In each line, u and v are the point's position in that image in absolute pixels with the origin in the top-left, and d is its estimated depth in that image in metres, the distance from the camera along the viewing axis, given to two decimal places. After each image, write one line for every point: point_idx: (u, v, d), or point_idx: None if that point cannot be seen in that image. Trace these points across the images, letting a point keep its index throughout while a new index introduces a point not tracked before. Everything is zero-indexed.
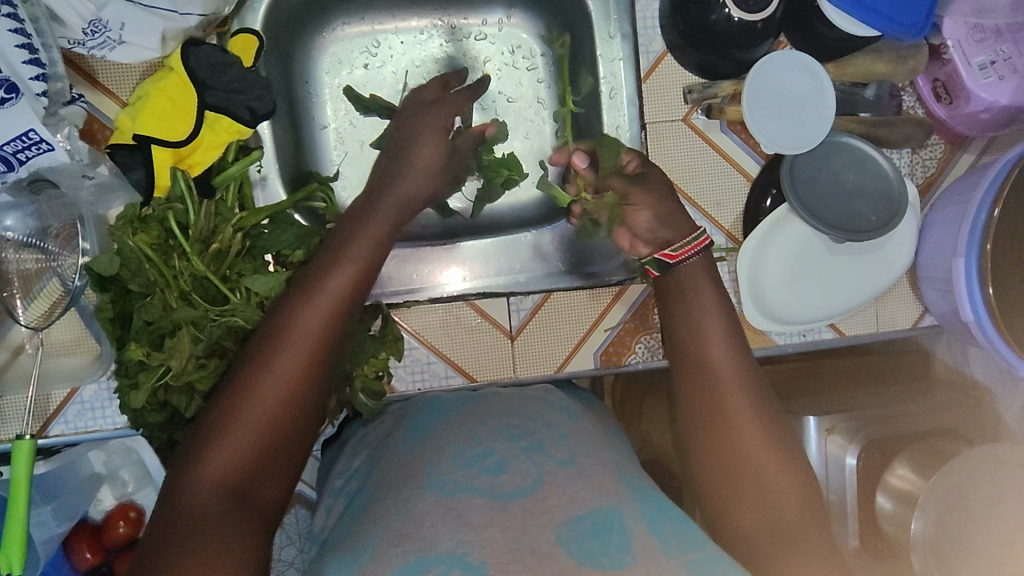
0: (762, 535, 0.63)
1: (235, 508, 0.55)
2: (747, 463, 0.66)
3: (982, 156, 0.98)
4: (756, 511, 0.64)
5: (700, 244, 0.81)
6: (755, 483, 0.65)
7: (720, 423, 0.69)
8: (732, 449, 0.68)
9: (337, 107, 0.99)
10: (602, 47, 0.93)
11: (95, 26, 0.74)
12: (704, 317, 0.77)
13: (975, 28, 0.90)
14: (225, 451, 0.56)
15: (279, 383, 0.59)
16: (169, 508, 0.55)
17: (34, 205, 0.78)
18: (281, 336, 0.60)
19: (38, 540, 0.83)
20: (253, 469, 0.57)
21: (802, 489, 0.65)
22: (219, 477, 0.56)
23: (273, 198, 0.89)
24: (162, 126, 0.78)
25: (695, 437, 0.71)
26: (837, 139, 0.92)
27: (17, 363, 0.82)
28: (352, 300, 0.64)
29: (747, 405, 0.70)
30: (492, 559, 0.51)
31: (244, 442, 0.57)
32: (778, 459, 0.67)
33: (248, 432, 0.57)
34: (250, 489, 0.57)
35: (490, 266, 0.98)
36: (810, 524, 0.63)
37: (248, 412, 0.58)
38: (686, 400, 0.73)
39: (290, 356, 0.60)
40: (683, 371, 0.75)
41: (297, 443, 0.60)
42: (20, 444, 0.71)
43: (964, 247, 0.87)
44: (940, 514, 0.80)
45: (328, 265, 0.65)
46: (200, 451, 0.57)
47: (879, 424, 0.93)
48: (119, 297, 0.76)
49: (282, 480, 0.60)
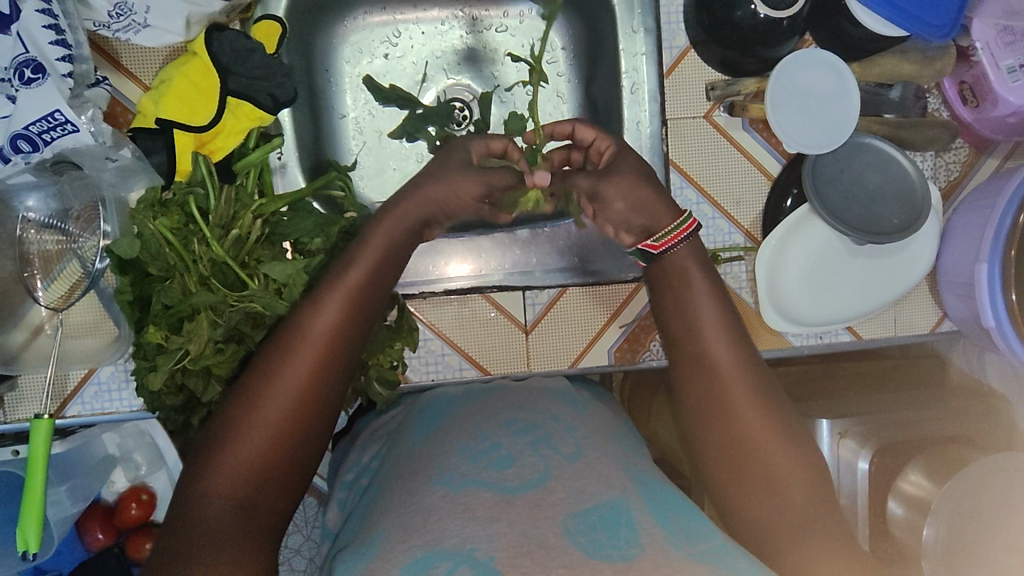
0: (774, 523, 0.64)
1: (236, 518, 0.58)
2: (759, 458, 0.66)
3: (1006, 161, 0.96)
4: (767, 499, 0.65)
5: (685, 232, 0.78)
6: (765, 473, 0.66)
7: (733, 413, 0.68)
8: (741, 437, 0.67)
9: (356, 97, 0.98)
10: (624, 41, 0.91)
11: (121, 9, 0.75)
12: (722, 313, 0.74)
13: (1004, 31, 0.89)
14: (230, 460, 0.60)
15: (286, 395, 0.62)
16: (181, 516, 0.58)
17: (56, 185, 0.80)
18: (287, 345, 0.64)
19: (53, 519, 0.84)
20: (259, 481, 0.60)
21: (816, 479, 0.66)
22: (225, 486, 0.59)
23: (292, 185, 0.88)
24: (185, 110, 0.78)
25: (703, 427, 0.70)
26: (859, 140, 0.91)
27: (36, 343, 0.82)
28: (359, 307, 0.67)
29: (762, 396, 0.69)
30: (499, 553, 0.52)
31: (251, 455, 0.60)
32: (790, 453, 0.66)
33: (254, 444, 0.61)
34: (256, 498, 0.60)
35: (507, 258, 0.94)
36: (822, 513, 0.64)
37: (253, 422, 0.61)
38: (689, 391, 0.72)
39: (294, 367, 0.63)
40: (683, 361, 0.73)
41: (302, 456, 0.63)
42: (37, 423, 0.72)
43: (987, 253, 0.86)
44: (953, 522, 0.79)
45: (338, 273, 0.68)
46: (210, 461, 0.60)
47: (892, 428, 0.92)
48: (138, 280, 0.77)
49: (289, 492, 0.63)
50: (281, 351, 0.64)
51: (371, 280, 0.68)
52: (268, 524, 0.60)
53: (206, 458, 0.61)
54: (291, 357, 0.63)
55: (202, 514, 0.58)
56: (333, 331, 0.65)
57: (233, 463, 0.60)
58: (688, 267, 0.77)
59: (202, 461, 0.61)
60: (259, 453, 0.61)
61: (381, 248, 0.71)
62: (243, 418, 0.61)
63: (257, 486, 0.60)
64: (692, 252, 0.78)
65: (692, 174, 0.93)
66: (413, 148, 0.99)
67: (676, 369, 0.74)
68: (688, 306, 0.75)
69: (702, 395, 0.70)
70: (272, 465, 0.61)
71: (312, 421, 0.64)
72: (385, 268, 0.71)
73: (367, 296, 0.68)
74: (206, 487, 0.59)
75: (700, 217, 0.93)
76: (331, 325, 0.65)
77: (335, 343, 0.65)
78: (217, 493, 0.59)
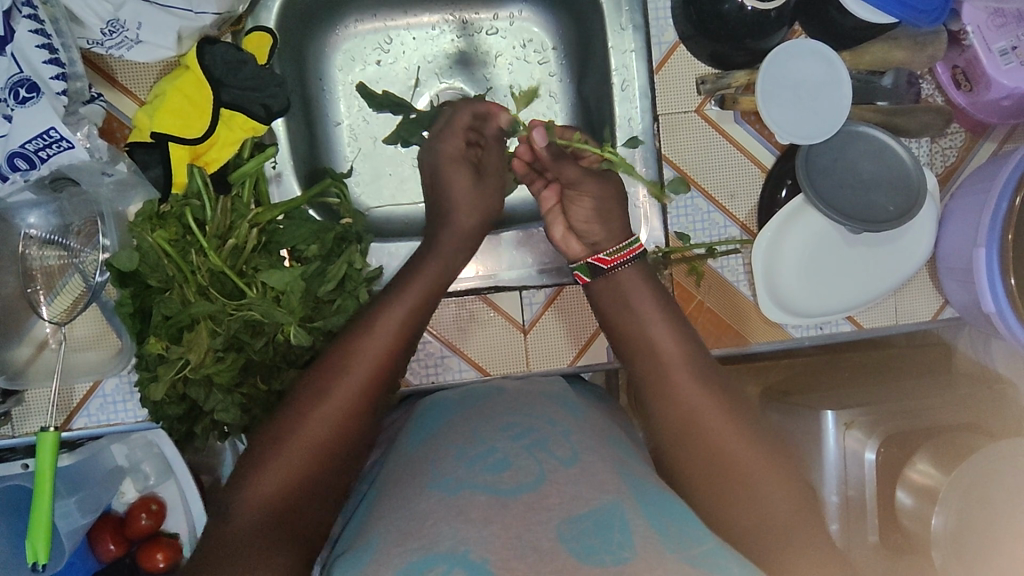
0: (761, 527, 0.64)
1: (278, 524, 0.60)
2: (741, 464, 0.67)
3: (1004, 144, 0.95)
4: (751, 507, 0.65)
5: (633, 253, 0.84)
6: (748, 478, 0.66)
7: (707, 430, 0.70)
8: (721, 448, 0.68)
9: (350, 104, 0.99)
10: (613, 38, 0.91)
11: (113, 26, 0.75)
12: (681, 342, 0.77)
13: (995, 14, 0.88)
14: (278, 469, 0.62)
15: (334, 411, 0.66)
16: (227, 521, 0.60)
17: (56, 202, 0.82)
18: (335, 369, 0.69)
19: (62, 532, 0.84)
20: (302, 488, 0.63)
21: (796, 487, 0.67)
22: (271, 492, 0.61)
23: (288, 195, 0.89)
24: (179, 124, 0.79)
25: (681, 447, 0.70)
26: (853, 129, 0.91)
27: (41, 358, 0.83)
28: (404, 334, 0.73)
29: (730, 407, 0.72)
30: (493, 555, 0.53)
31: (298, 465, 0.63)
32: (767, 458, 0.68)
33: (300, 455, 0.64)
34: (297, 504, 0.62)
35: (502, 259, 0.95)
36: (807, 512, 0.66)
37: (301, 435, 0.64)
38: (659, 407, 0.74)
39: (341, 387, 0.67)
40: (649, 383, 0.75)
41: (340, 473, 0.67)
42: (44, 436, 0.74)
43: (985, 237, 0.85)
44: (964, 509, 0.76)
45: (384, 304, 0.75)
46: (259, 465, 0.63)
47: (898, 415, 0.87)
48: (139, 292, 0.78)
49: (325, 502, 0.65)
50: (333, 368, 0.69)
51: (414, 309, 0.75)
52: (307, 531, 0.62)
53: (254, 462, 0.63)
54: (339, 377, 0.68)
55: (247, 518, 0.60)
56: (382, 356, 0.71)
57: (293, 456, 0.63)
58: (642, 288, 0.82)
59: (246, 470, 0.63)
60: (304, 463, 0.63)
61: (421, 281, 0.78)
62: (291, 430, 0.65)
63: (307, 483, 0.63)
64: (647, 275, 0.83)
65: (685, 169, 0.93)
66: (408, 153, 1.00)
67: (643, 392, 0.76)
68: (650, 332, 0.79)
69: (677, 412, 0.72)
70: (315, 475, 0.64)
71: (358, 435, 0.68)
72: (424, 302, 0.77)
73: (414, 323, 0.75)
74: (253, 492, 0.61)
75: (693, 211, 0.94)
76: (378, 350, 0.71)
77: (382, 365, 0.70)
78: (263, 498, 0.61)
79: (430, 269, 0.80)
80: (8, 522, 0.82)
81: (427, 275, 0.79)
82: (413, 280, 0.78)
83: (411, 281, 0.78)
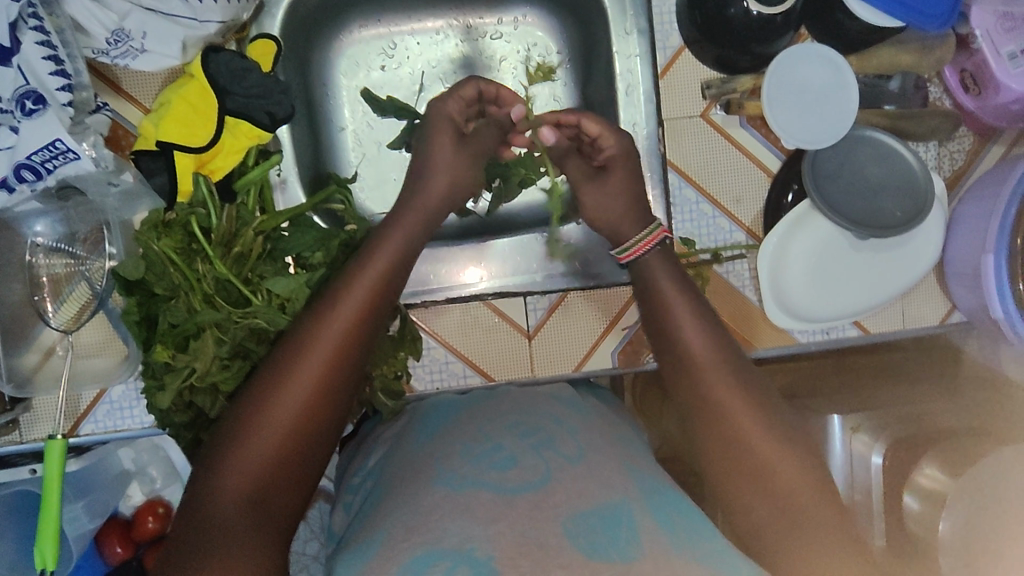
0: (780, 531, 0.60)
1: (249, 516, 0.58)
2: (764, 460, 0.62)
3: (1013, 148, 0.95)
4: (773, 505, 0.61)
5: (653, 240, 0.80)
6: (771, 477, 0.62)
7: (733, 416, 0.65)
8: (745, 442, 0.63)
9: (355, 109, 0.99)
10: (619, 43, 0.91)
11: (118, 36, 0.75)
12: None
13: (1004, 17, 0.87)
14: (245, 459, 0.60)
15: (302, 391, 0.63)
16: (194, 516, 0.57)
17: (62, 211, 0.82)
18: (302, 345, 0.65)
19: (71, 536, 0.83)
20: (272, 476, 0.60)
21: (824, 483, 0.62)
22: (238, 484, 0.59)
23: (293, 201, 0.90)
24: (185, 133, 0.80)
25: (704, 432, 0.66)
26: (860, 133, 0.90)
27: (48, 364, 0.84)
28: (376, 305, 0.69)
29: (759, 394, 0.66)
30: (499, 553, 0.53)
31: (264, 452, 0.60)
32: (797, 454, 0.63)
33: (266, 440, 0.61)
34: (266, 494, 0.59)
35: (508, 265, 0.95)
36: (834, 509, 0.60)
37: (267, 420, 0.61)
38: (682, 390, 0.69)
39: (309, 364, 0.63)
40: (675, 368, 0.71)
41: (312, 457, 0.63)
42: (53, 443, 0.74)
43: (994, 243, 0.85)
44: (972, 516, 0.74)
45: (352, 272, 0.70)
46: (226, 455, 0.60)
47: (903, 420, 0.88)
48: (145, 300, 0.79)
49: (299, 488, 0.62)
50: (301, 344, 0.65)
51: (386, 279, 0.70)
52: (279, 521, 0.60)
53: (223, 451, 0.61)
54: (306, 354, 0.64)
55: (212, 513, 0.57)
56: (351, 329, 0.66)
57: (260, 443, 0.60)
58: (657, 278, 0.78)
59: (213, 460, 0.60)
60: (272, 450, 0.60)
61: (396, 252, 0.73)
62: (256, 414, 0.61)
63: (275, 471, 0.60)
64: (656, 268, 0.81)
65: (691, 174, 0.93)
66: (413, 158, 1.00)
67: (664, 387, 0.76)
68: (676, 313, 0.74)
69: (700, 395, 0.67)
70: (284, 462, 0.61)
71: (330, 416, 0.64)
72: (396, 270, 0.72)
73: (385, 292, 0.70)
74: (218, 486, 0.58)
75: (699, 216, 0.93)
76: (345, 323, 0.66)
77: (352, 339, 0.66)
78: (230, 490, 0.58)
79: (409, 242, 0.76)
80: (13, 527, 0.83)
81: (390, 238, 0.74)
82: (380, 247, 0.73)
83: (381, 248, 0.73)
